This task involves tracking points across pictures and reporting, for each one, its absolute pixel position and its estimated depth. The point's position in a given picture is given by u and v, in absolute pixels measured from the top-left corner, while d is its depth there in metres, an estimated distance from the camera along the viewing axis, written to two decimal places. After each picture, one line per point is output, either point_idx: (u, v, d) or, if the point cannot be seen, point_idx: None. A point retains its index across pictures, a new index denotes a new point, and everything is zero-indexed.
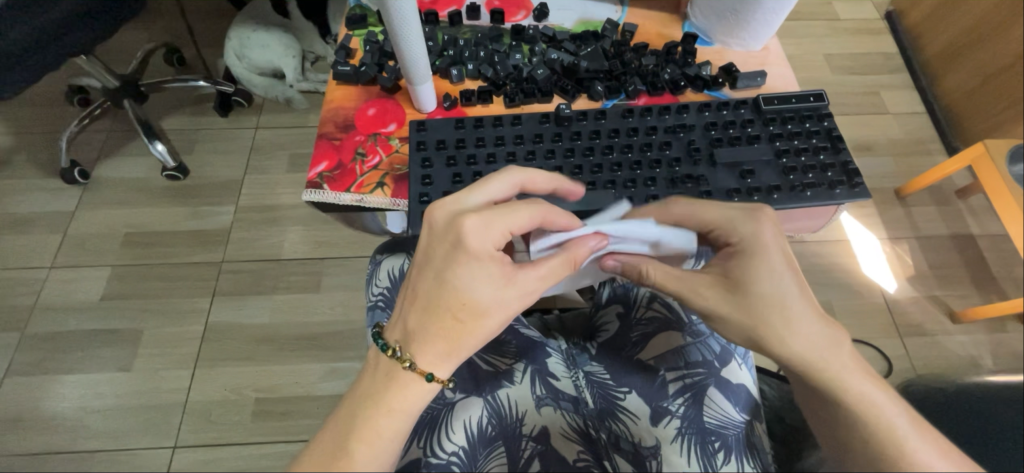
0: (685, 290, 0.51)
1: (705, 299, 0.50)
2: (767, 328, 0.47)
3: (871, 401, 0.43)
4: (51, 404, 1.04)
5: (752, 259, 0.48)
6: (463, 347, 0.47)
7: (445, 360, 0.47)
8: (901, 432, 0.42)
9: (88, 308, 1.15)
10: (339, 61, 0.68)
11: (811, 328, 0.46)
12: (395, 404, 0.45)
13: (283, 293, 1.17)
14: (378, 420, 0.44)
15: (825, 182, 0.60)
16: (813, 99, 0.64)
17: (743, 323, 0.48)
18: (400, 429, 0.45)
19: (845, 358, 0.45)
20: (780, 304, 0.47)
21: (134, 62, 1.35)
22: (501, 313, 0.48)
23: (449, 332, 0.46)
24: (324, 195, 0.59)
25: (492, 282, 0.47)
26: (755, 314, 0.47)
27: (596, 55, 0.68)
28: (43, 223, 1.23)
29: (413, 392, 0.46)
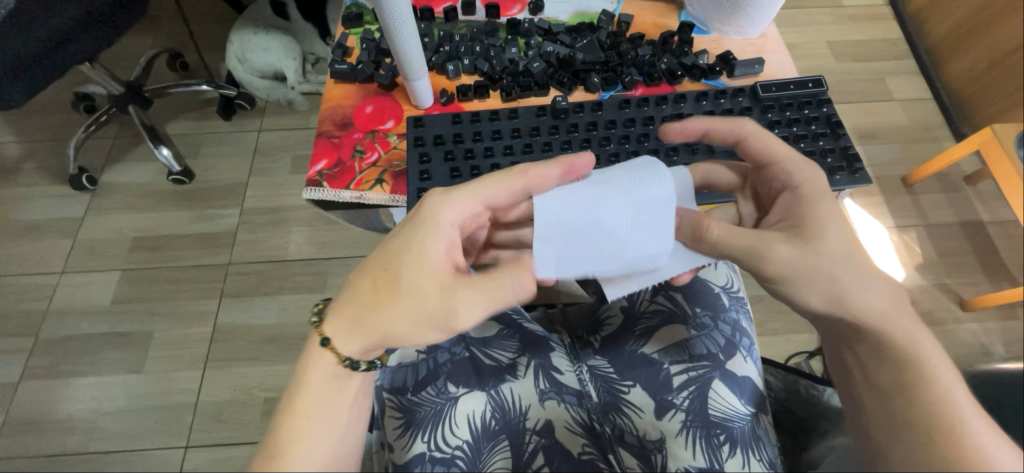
0: (758, 242, 0.49)
1: (779, 253, 0.48)
2: (836, 283, 0.47)
3: (932, 377, 0.44)
4: (66, 406, 1.07)
5: (811, 203, 0.50)
6: (367, 322, 0.45)
7: (344, 328, 0.45)
8: (957, 404, 0.42)
9: (98, 311, 1.17)
10: (336, 59, 0.68)
11: (876, 291, 0.47)
12: (307, 374, 0.45)
13: (289, 293, 1.18)
14: (291, 389, 0.45)
15: (825, 168, 0.59)
16: (812, 85, 0.63)
17: (816, 278, 0.48)
18: (315, 411, 0.44)
19: (908, 330, 0.46)
20: (854, 266, 0.47)
21: (137, 68, 1.35)
22: (414, 305, 0.45)
23: (360, 296, 0.46)
24: (324, 193, 0.59)
25: (416, 261, 0.46)
26: (826, 263, 0.47)
27: (592, 47, 0.68)
28: (53, 229, 1.25)
29: (326, 366, 0.46)
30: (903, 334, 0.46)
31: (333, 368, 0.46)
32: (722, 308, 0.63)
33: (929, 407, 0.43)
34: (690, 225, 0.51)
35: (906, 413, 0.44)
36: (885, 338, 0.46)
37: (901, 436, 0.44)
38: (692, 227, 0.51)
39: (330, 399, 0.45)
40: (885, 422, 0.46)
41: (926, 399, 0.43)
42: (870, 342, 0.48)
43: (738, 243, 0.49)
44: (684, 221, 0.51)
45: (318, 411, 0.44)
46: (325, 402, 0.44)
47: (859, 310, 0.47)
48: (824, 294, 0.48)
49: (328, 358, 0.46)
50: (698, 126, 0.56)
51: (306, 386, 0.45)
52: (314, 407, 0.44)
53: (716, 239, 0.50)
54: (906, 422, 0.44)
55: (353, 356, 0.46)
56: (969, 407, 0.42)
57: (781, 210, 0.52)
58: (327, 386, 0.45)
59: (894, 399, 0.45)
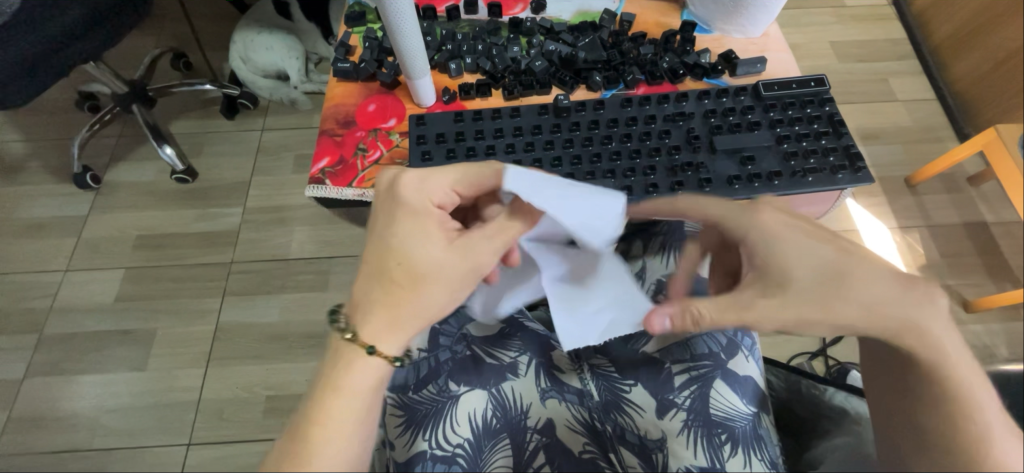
0: (738, 310, 0.45)
1: (764, 315, 0.44)
2: (863, 309, 0.43)
3: (959, 395, 0.41)
4: (69, 403, 1.07)
5: (768, 251, 0.46)
6: (409, 316, 0.44)
7: (389, 330, 0.43)
8: (985, 423, 0.40)
9: (102, 309, 1.17)
10: (339, 58, 0.68)
11: (910, 306, 0.42)
12: (344, 382, 0.42)
13: (291, 292, 1.19)
14: (327, 402, 0.41)
15: (827, 168, 0.59)
16: (814, 84, 0.63)
17: (818, 319, 0.43)
18: (348, 420, 0.41)
19: (947, 344, 0.42)
20: (881, 284, 0.43)
21: (141, 67, 1.36)
22: (445, 276, 0.45)
23: (391, 296, 0.44)
24: (327, 191, 0.60)
25: (424, 236, 0.46)
26: (840, 298, 0.43)
27: (594, 45, 0.68)
28: (58, 227, 1.26)
29: (365, 371, 0.42)
30: (940, 351, 0.42)
31: (371, 373, 0.43)
32: None
33: (955, 426, 0.41)
34: (684, 318, 0.47)
35: (930, 428, 0.42)
36: (922, 358, 0.42)
37: (928, 452, 0.42)
38: (688, 320, 0.47)
39: (367, 406, 0.42)
40: (911, 437, 0.44)
41: (952, 411, 0.41)
42: (901, 360, 0.44)
43: (733, 322, 0.45)
44: (675, 322, 0.47)
45: (353, 417, 0.41)
46: (361, 410, 0.42)
47: (890, 327, 0.43)
48: (836, 326, 0.44)
49: (366, 361, 0.42)
50: (646, 209, 0.56)
51: (341, 387, 0.42)
52: (366, 408, 0.42)
53: (713, 320, 0.46)
54: (930, 438, 0.42)
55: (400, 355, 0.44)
56: (998, 425, 0.40)
57: (753, 258, 0.47)
58: (364, 390, 0.42)
59: (922, 417, 0.43)
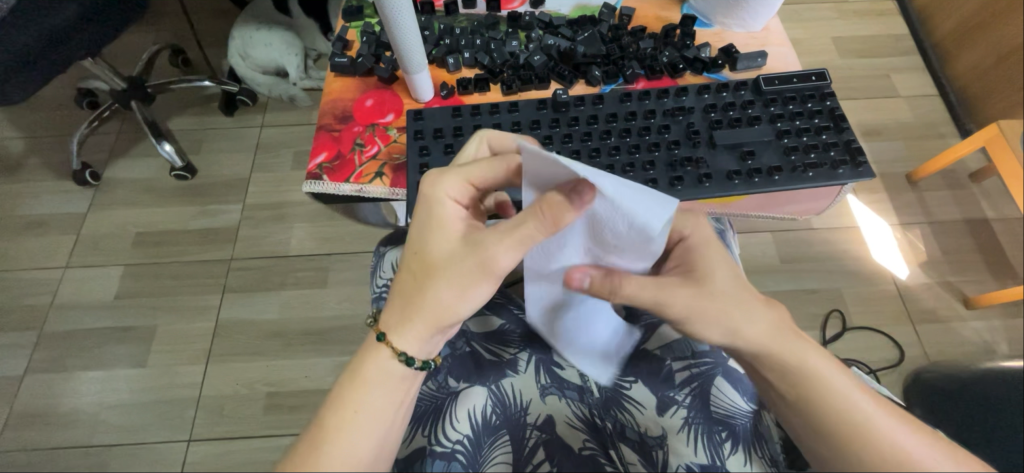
0: (657, 297, 0.46)
1: (680, 300, 0.46)
2: (728, 318, 0.46)
3: (831, 391, 0.44)
4: (70, 399, 1.07)
5: (702, 246, 0.49)
6: (420, 310, 0.46)
7: (402, 322, 0.46)
8: (863, 410, 0.43)
9: (102, 306, 1.17)
10: (336, 53, 0.68)
11: (755, 315, 0.47)
12: (368, 373, 0.45)
13: (291, 289, 1.19)
14: (346, 391, 0.44)
15: (828, 162, 0.58)
16: (815, 78, 0.63)
17: (718, 318, 0.46)
18: (370, 408, 0.44)
19: (800, 347, 0.46)
20: (737, 295, 0.47)
21: (139, 64, 1.36)
22: (456, 275, 0.45)
23: (407, 288, 0.47)
24: (325, 186, 0.59)
25: (438, 235, 0.46)
26: (714, 300, 0.46)
27: (593, 40, 0.68)
28: (57, 224, 1.26)
29: (386, 362, 0.46)
30: (801, 353, 0.46)
31: (391, 364, 0.46)
32: None
33: (844, 420, 0.43)
34: (604, 283, 0.46)
35: (821, 430, 0.44)
36: (796, 365, 0.45)
37: (831, 453, 0.44)
38: (607, 286, 0.46)
39: (388, 396, 0.45)
40: (810, 439, 0.46)
41: (830, 408, 0.44)
42: (774, 373, 0.46)
43: (647, 298, 0.46)
44: (595, 279, 0.47)
45: (373, 405, 0.44)
46: (382, 399, 0.44)
47: (752, 338, 0.46)
48: (722, 331, 0.47)
49: (385, 353, 0.46)
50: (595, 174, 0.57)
51: (364, 376, 0.45)
52: (381, 401, 0.44)
53: (627, 291, 0.46)
54: (827, 436, 0.44)
55: (416, 353, 0.46)
56: (874, 410, 0.44)
57: (678, 256, 0.50)
58: (384, 380, 0.45)
59: (812, 421, 0.45)
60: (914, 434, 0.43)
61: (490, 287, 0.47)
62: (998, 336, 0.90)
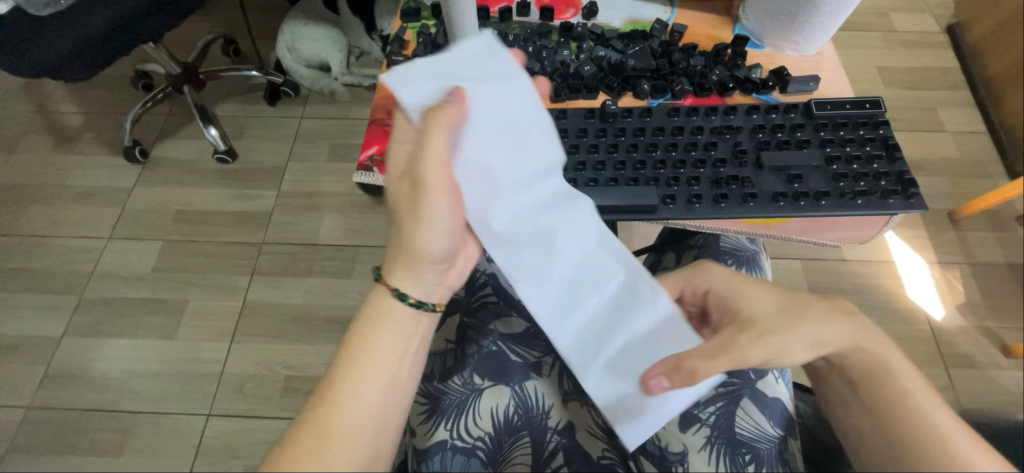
0: (729, 352, 0.46)
1: (752, 349, 0.46)
2: (805, 333, 0.46)
3: (909, 399, 0.44)
4: (101, 364, 1.12)
5: (741, 289, 0.50)
6: (402, 256, 0.47)
7: (395, 269, 0.48)
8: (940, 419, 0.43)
9: (139, 277, 1.22)
10: (393, 51, 0.70)
11: (836, 329, 0.46)
12: (375, 313, 0.47)
13: (317, 276, 1.22)
14: (360, 329, 0.47)
15: (878, 191, 0.57)
16: (869, 105, 0.62)
17: (790, 346, 0.46)
18: (382, 349, 0.46)
19: (884, 353, 0.46)
20: (808, 307, 0.48)
21: (195, 51, 1.43)
22: (408, 207, 0.46)
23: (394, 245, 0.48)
24: (373, 178, 0.61)
25: (394, 180, 0.48)
26: (781, 352, 0.46)
27: (643, 54, 0.69)
28: (105, 196, 1.33)
29: (385, 302, 0.47)
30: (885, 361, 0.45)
31: (393, 305, 0.47)
32: None
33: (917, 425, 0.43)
34: (670, 362, 0.46)
35: (894, 428, 0.43)
36: (881, 366, 0.45)
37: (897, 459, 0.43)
38: (680, 374, 0.45)
39: (393, 337, 0.47)
40: (879, 441, 0.45)
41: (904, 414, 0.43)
42: (858, 370, 0.46)
43: (725, 367, 0.45)
44: (663, 370, 0.46)
45: (384, 348, 0.46)
46: (390, 340, 0.47)
47: (842, 341, 0.47)
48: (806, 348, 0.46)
49: (383, 292, 0.48)
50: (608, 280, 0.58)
51: (372, 321, 0.47)
52: (387, 342, 0.47)
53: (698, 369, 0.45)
54: (897, 441, 0.43)
55: (400, 285, 0.47)
56: (952, 426, 0.42)
57: (719, 311, 0.51)
58: (391, 323, 0.47)
59: (887, 424, 0.44)
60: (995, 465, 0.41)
61: (446, 205, 0.45)
62: None
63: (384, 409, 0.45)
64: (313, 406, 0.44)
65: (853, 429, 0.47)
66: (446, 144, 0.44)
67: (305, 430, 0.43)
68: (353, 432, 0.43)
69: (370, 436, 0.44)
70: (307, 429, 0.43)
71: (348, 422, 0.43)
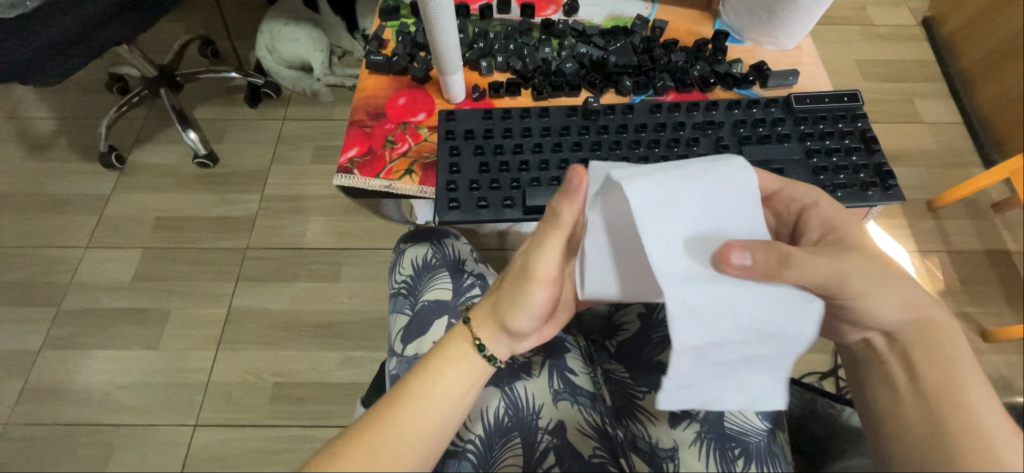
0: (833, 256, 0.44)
1: (855, 260, 0.45)
2: (897, 285, 0.47)
3: (964, 391, 0.44)
4: (81, 377, 1.09)
5: (845, 218, 0.51)
6: (491, 307, 0.50)
7: (482, 316, 0.50)
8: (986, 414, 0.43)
9: (119, 287, 1.19)
10: (372, 51, 0.69)
11: (911, 291, 0.47)
12: (453, 349, 0.49)
13: (304, 281, 1.20)
14: (434, 361, 0.49)
15: (857, 184, 0.58)
16: (847, 99, 0.63)
17: (882, 284, 0.46)
18: (447, 381, 0.48)
19: (951, 336, 0.47)
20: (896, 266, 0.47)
21: (170, 53, 1.39)
22: (514, 276, 0.48)
23: (495, 288, 0.52)
24: (354, 181, 0.60)
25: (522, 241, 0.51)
26: (884, 271, 0.47)
27: (625, 50, 0.69)
28: (81, 204, 1.29)
29: (463, 344, 0.50)
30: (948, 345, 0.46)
31: (468, 347, 0.49)
32: None
33: (965, 413, 0.44)
34: (768, 252, 0.39)
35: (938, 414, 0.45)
36: (936, 345, 0.46)
37: (933, 444, 0.44)
38: (775, 255, 0.39)
39: (465, 377, 0.49)
40: (919, 429, 0.46)
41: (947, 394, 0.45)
42: (919, 353, 0.47)
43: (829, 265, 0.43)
44: (760, 252, 0.39)
45: (448, 381, 0.48)
46: (457, 375, 0.48)
47: (916, 312, 0.47)
48: (897, 300, 0.47)
49: (463, 335, 0.50)
50: None
51: (443, 353, 0.49)
52: (457, 380, 0.48)
53: (801, 260, 0.40)
54: (938, 428, 0.44)
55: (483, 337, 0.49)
56: (999, 421, 0.43)
57: (819, 226, 0.51)
58: (461, 360, 0.49)
59: (934, 412, 0.45)
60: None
61: (543, 296, 0.47)
62: None
63: (437, 438, 0.46)
64: (366, 424, 0.45)
65: (895, 416, 0.48)
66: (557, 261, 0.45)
67: (356, 444, 0.44)
68: (405, 455, 0.44)
69: (419, 461, 0.45)
70: (358, 443, 0.44)
71: (401, 445, 0.44)
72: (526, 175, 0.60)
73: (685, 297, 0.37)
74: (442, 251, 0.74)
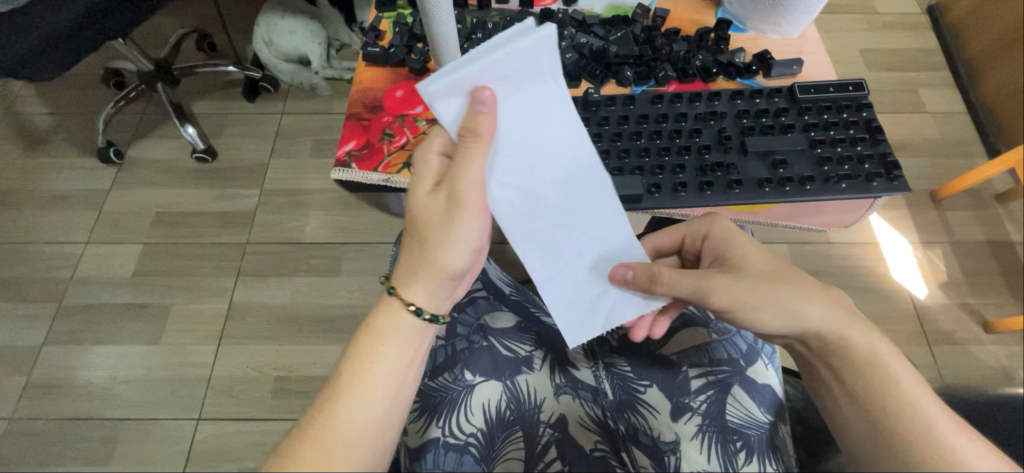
0: (698, 282, 0.50)
1: (720, 282, 0.50)
2: (783, 297, 0.49)
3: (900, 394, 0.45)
4: (84, 373, 1.09)
5: (728, 242, 0.54)
6: (425, 264, 0.45)
7: (411, 277, 0.46)
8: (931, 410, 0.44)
9: (120, 283, 1.19)
10: (369, 42, 0.68)
11: (804, 295, 0.49)
12: (385, 323, 0.46)
13: (304, 275, 1.20)
14: (366, 341, 0.46)
15: (862, 175, 0.58)
16: (852, 88, 0.62)
17: (771, 300, 0.49)
18: (385, 358, 0.45)
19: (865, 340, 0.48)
20: (783, 274, 0.51)
21: (167, 47, 1.38)
22: (440, 223, 0.44)
23: (413, 246, 0.46)
24: (352, 175, 0.60)
25: (420, 186, 0.45)
26: (761, 285, 0.49)
27: (626, 40, 0.68)
28: (80, 200, 1.28)
29: (396, 314, 0.46)
30: (861, 343, 0.48)
31: (403, 316, 0.46)
32: None
33: (908, 414, 0.45)
34: (645, 273, 0.50)
35: (878, 420, 0.46)
36: (846, 346, 0.48)
37: (881, 447, 0.45)
38: (647, 276, 0.50)
39: (403, 346, 0.46)
40: (870, 435, 0.47)
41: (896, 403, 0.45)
42: (840, 358, 0.49)
43: (689, 283, 0.50)
44: (638, 272, 0.50)
45: (386, 356, 0.45)
46: (395, 349, 0.46)
47: (812, 320, 0.49)
48: (779, 311, 0.49)
49: (395, 306, 0.46)
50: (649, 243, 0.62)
51: (377, 330, 0.46)
52: (397, 350, 0.46)
53: (669, 281, 0.50)
54: (882, 431, 0.46)
55: (421, 302, 0.46)
56: (942, 418, 0.44)
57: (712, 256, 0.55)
58: (394, 333, 0.46)
59: (873, 417, 0.46)
60: (974, 448, 0.42)
61: (477, 223, 0.45)
62: None
63: (386, 418, 0.45)
64: (313, 420, 0.43)
65: (845, 421, 0.49)
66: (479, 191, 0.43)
67: (311, 442, 0.42)
68: (354, 446, 0.42)
69: (372, 447, 0.43)
70: (308, 441, 0.42)
71: (351, 435, 0.43)
72: None
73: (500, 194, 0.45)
74: None
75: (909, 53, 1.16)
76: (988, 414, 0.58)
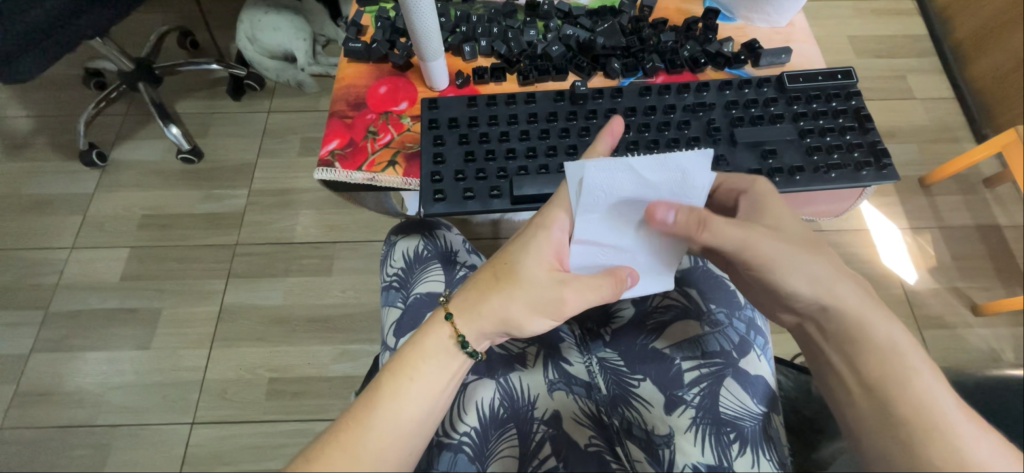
0: (746, 235, 0.50)
1: (768, 236, 0.51)
2: (813, 268, 0.51)
3: (911, 383, 0.45)
4: (74, 379, 1.08)
5: (770, 201, 0.53)
6: (487, 309, 0.50)
7: (472, 312, 0.50)
8: (940, 405, 0.44)
9: (109, 287, 1.17)
10: (350, 38, 0.67)
11: (824, 268, 0.51)
12: (429, 345, 0.49)
13: (296, 276, 1.19)
14: (408, 356, 0.49)
15: (851, 163, 0.57)
16: (841, 76, 0.62)
17: (803, 259, 0.51)
18: (424, 377, 0.48)
19: (881, 332, 0.48)
20: (817, 248, 0.53)
21: (148, 45, 1.35)
22: (533, 296, 0.49)
23: (486, 288, 0.51)
24: (336, 174, 0.58)
25: (529, 259, 0.50)
26: (803, 248, 0.52)
27: (612, 31, 0.67)
28: (64, 204, 1.25)
29: (441, 338, 0.50)
30: (875, 327, 0.49)
31: (446, 342, 0.50)
32: (737, 306, 0.62)
33: (909, 397, 0.45)
34: (690, 218, 0.49)
35: (893, 415, 0.45)
36: (865, 337, 0.48)
37: (894, 437, 0.44)
38: (694, 220, 0.49)
39: (439, 368, 0.49)
40: (875, 422, 0.46)
41: (901, 388, 0.45)
42: (857, 345, 0.49)
43: (736, 232, 0.50)
44: (679, 218, 0.49)
45: (426, 377, 0.48)
46: (435, 370, 0.48)
47: (835, 298, 0.50)
48: (806, 275, 0.51)
49: (445, 332, 0.50)
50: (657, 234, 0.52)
51: (421, 349, 0.49)
52: (438, 371, 0.49)
53: (716, 228, 0.49)
54: (896, 422, 0.45)
55: (473, 342, 0.50)
56: (950, 404, 0.44)
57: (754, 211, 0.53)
58: (438, 356, 0.49)
59: (889, 409, 0.45)
60: (988, 436, 0.43)
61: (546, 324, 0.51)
62: (1003, 343, 0.93)
63: (418, 432, 0.46)
64: (343, 426, 0.45)
65: (850, 409, 0.48)
66: (574, 307, 0.50)
67: (333, 448, 0.43)
68: (384, 456, 0.44)
69: (395, 459, 0.44)
70: (335, 448, 0.44)
71: (378, 445, 0.44)
72: (513, 164, 0.59)
73: (598, 252, 0.53)
74: (434, 243, 0.74)
75: (898, 39, 1.16)
76: (982, 401, 0.58)
